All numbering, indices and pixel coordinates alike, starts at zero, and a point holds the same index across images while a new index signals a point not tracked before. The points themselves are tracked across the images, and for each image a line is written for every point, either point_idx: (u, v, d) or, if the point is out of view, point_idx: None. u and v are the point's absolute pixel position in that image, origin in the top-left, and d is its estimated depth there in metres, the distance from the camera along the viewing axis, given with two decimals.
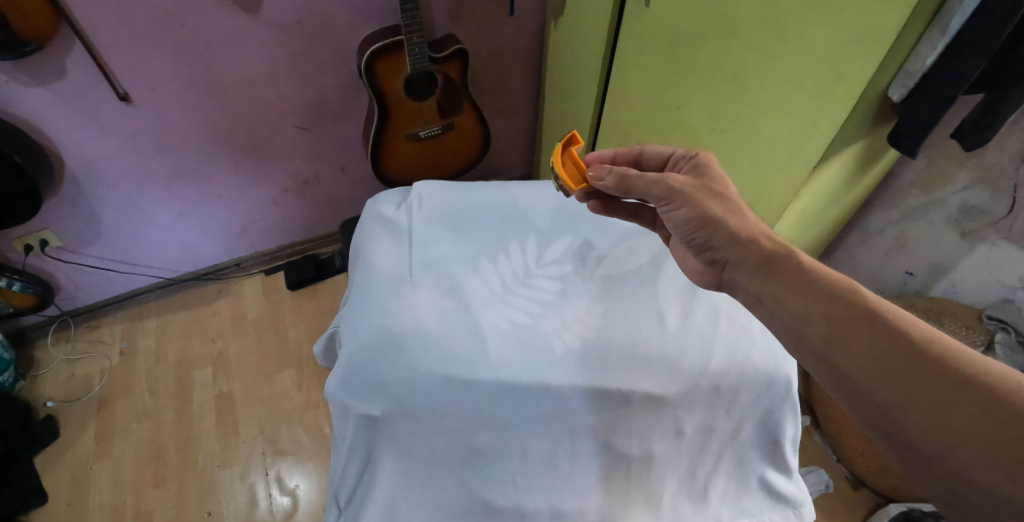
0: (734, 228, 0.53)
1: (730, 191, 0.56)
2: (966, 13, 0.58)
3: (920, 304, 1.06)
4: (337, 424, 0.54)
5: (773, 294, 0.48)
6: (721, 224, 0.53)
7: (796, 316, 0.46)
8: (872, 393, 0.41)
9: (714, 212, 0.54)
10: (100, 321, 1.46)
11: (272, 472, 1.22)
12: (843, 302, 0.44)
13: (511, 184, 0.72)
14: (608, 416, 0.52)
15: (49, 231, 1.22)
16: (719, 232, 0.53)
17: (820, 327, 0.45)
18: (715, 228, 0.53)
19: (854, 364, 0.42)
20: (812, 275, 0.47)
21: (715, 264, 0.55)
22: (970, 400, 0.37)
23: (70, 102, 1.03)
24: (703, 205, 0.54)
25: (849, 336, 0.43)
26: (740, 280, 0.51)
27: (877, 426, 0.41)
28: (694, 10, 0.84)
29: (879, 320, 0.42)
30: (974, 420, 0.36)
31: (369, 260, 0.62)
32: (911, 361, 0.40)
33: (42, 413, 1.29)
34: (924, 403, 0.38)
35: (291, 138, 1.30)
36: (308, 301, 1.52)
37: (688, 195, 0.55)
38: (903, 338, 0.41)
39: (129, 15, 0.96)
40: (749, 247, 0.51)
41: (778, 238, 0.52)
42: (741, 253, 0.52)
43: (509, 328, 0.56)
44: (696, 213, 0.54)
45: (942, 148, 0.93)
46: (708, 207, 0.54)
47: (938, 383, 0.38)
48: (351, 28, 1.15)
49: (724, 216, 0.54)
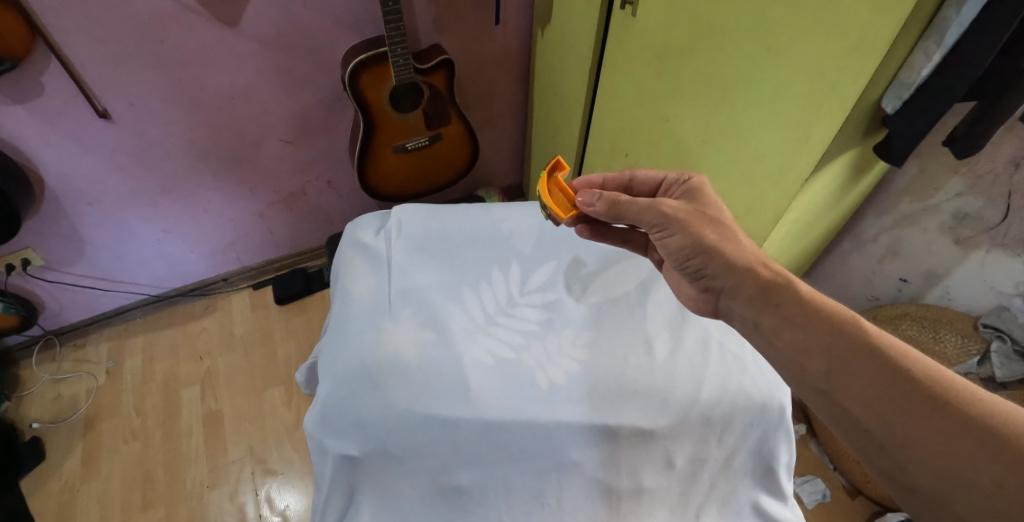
0: (731, 256, 0.51)
1: (724, 217, 0.55)
2: (963, 24, 0.56)
3: (915, 312, 1.05)
4: (315, 463, 0.52)
5: (772, 327, 0.47)
6: (716, 253, 0.52)
7: (794, 350, 0.45)
8: (875, 432, 0.39)
9: (709, 239, 0.52)
10: (85, 339, 1.43)
11: (262, 492, 1.19)
12: (843, 337, 0.43)
13: (495, 207, 0.70)
14: (595, 451, 0.51)
15: (31, 250, 1.20)
16: (716, 260, 0.52)
17: (820, 362, 0.43)
18: (711, 257, 0.52)
19: (856, 402, 0.40)
20: (811, 306, 0.46)
21: (710, 291, 0.54)
22: (978, 442, 0.35)
23: (47, 120, 1.00)
24: (697, 232, 0.53)
25: (851, 371, 0.41)
26: (736, 309, 0.50)
27: (878, 465, 0.40)
28: (682, 21, 0.83)
29: (881, 355, 0.41)
30: (981, 465, 0.35)
31: (347, 291, 0.60)
32: (915, 399, 0.38)
33: (27, 435, 1.26)
34: (929, 443, 0.37)
35: (276, 151, 1.28)
36: (297, 316, 1.49)
37: (684, 222, 0.53)
38: (907, 376, 0.39)
39: (106, 30, 0.94)
40: (746, 276, 0.50)
41: (776, 267, 0.50)
42: (737, 281, 0.50)
43: (491, 363, 0.54)
44: (690, 241, 0.53)
45: (934, 155, 0.91)
46: (704, 234, 0.52)
47: (945, 423, 0.37)
48: (335, 39, 1.12)
49: (720, 244, 0.52)
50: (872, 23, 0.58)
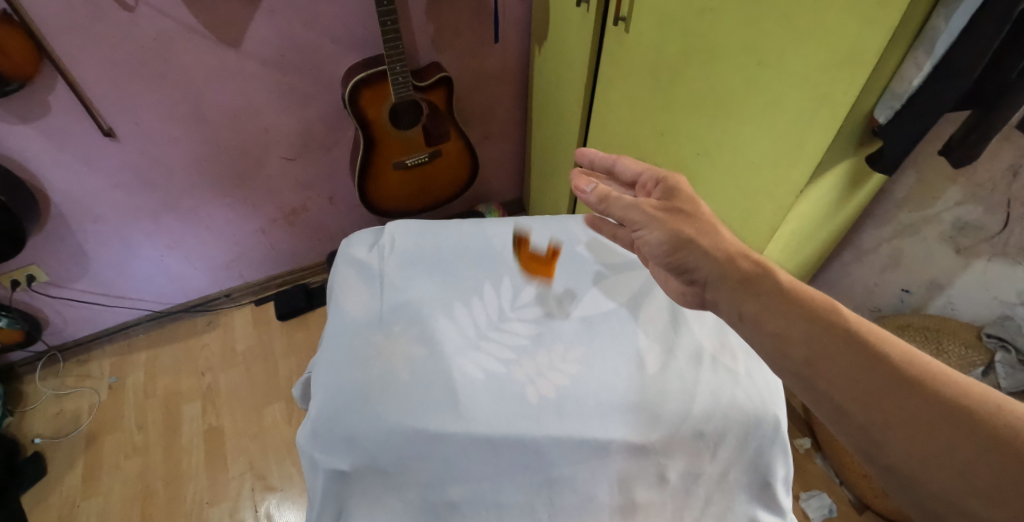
0: (709, 249, 0.51)
1: (702, 211, 0.55)
2: (952, 33, 0.57)
3: (918, 323, 1.04)
4: (308, 477, 0.52)
5: (753, 315, 0.47)
6: (695, 246, 0.52)
7: (775, 337, 0.44)
8: (853, 414, 0.39)
9: (687, 234, 0.52)
10: (89, 355, 1.44)
11: (262, 509, 1.18)
12: (822, 323, 0.43)
13: (487, 222, 0.70)
14: (586, 466, 0.50)
15: (36, 266, 1.21)
16: (695, 253, 0.52)
17: (801, 347, 0.43)
18: (690, 250, 0.52)
19: (835, 385, 0.40)
20: (789, 295, 0.46)
21: (696, 285, 0.53)
22: (952, 420, 0.36)
23: (53, 138, 1.02)
24: (676, 228, 0.53)
25: (830, 355, 0.41)
26: (720, 299, 0.49)
27: (858, 447, 0.39)
28: (675, 37, 0.84)
29: (857, 339, 0.41)
30: (957, 442, 0.35)
31: (340, 306, 0.60)
32: (891, 381, 0.38)
33: (29, 451, 1.27)
34: (908, 424, 0.37)
35: (278, 168, 1.30)
36: (299, 331, 1.50)
37: (661, 220, 0.54)
38: (882, 359, 0.40)
39: (111, 51, 0.96)
40: (727, 268, 0.50)
41: (755, 256, 0.50)
42: (718, 273, 0.50)
43: (482, 378, 0.54)
44: (670, 236, 0.53)
45: (932, 165, 0.91)
46: (682, 229, 0.53)
47: (922, 404, 0.37)
48: (335, 58, 1.14)
49: (698, 237, 0.52)
50: (861, 35, 0.59)
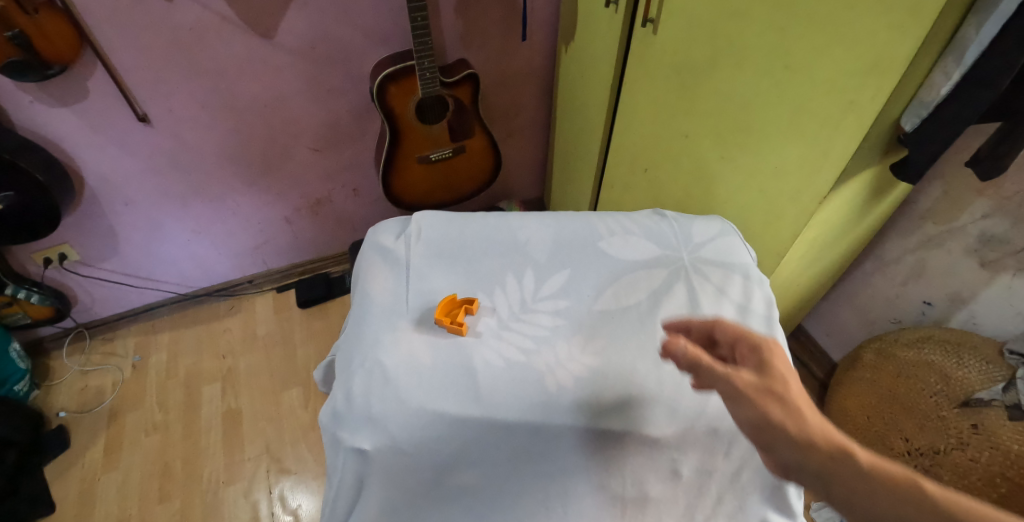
0: (801, 435, 0.39)
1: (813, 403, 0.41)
2: (982, 43, 0.56)
3: (939, 336, 0.99)
4: (329, 455, 0.54)
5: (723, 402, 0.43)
6: (785, 434, 0.40)
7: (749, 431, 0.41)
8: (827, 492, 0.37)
9: (782, 419, 0.40)
10: (114, 334, 1.48)
11: (276, 491, 1.21)
12: (830, 450, 0.38)
13: (512, 215, 0.71)
14: (600, 457, 0.51)
15: (68, 245, 1.26)
16: (782, 439, 0.40)
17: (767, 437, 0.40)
18: (776, 435, 0.40)
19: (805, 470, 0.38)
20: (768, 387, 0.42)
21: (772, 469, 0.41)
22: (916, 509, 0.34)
23: (91, 122, 1.06)
24: (767, 409, 0.41)
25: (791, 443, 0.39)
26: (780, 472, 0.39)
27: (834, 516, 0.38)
28: (702, 41, 0.84)
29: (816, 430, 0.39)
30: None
31: (365, 290, 0.62)
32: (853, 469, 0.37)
33: (54, 423, 1.31)
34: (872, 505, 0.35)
35: (305, 159, 1.32)
36: (318, 319, 1.52)
37: (756, 399, 0.41)
38: (892, 486, 0.35)
39: (150, 39, 0.99)
40: (810, 453, 0.38)
41: (859, 451, 0.38)
42: (799, 460, 0.39)
43: (504, 366, 0.55)
44: (760, 421, 0.41)
45: (959, 176, 0.90)
46: (774, 412, 0.40)
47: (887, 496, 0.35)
48: (365, 53, 1.17)
49: (788, 420, 0.40)
50: (890, 43, 0.59)
